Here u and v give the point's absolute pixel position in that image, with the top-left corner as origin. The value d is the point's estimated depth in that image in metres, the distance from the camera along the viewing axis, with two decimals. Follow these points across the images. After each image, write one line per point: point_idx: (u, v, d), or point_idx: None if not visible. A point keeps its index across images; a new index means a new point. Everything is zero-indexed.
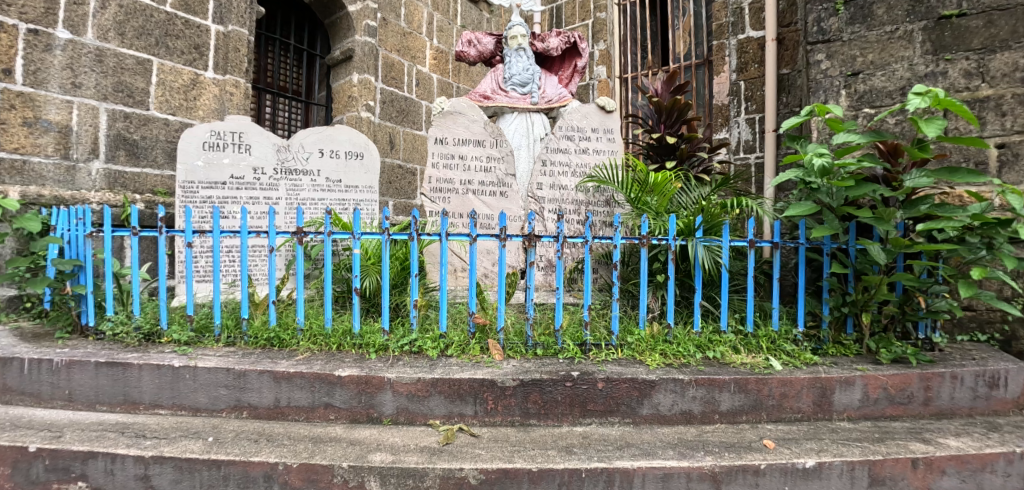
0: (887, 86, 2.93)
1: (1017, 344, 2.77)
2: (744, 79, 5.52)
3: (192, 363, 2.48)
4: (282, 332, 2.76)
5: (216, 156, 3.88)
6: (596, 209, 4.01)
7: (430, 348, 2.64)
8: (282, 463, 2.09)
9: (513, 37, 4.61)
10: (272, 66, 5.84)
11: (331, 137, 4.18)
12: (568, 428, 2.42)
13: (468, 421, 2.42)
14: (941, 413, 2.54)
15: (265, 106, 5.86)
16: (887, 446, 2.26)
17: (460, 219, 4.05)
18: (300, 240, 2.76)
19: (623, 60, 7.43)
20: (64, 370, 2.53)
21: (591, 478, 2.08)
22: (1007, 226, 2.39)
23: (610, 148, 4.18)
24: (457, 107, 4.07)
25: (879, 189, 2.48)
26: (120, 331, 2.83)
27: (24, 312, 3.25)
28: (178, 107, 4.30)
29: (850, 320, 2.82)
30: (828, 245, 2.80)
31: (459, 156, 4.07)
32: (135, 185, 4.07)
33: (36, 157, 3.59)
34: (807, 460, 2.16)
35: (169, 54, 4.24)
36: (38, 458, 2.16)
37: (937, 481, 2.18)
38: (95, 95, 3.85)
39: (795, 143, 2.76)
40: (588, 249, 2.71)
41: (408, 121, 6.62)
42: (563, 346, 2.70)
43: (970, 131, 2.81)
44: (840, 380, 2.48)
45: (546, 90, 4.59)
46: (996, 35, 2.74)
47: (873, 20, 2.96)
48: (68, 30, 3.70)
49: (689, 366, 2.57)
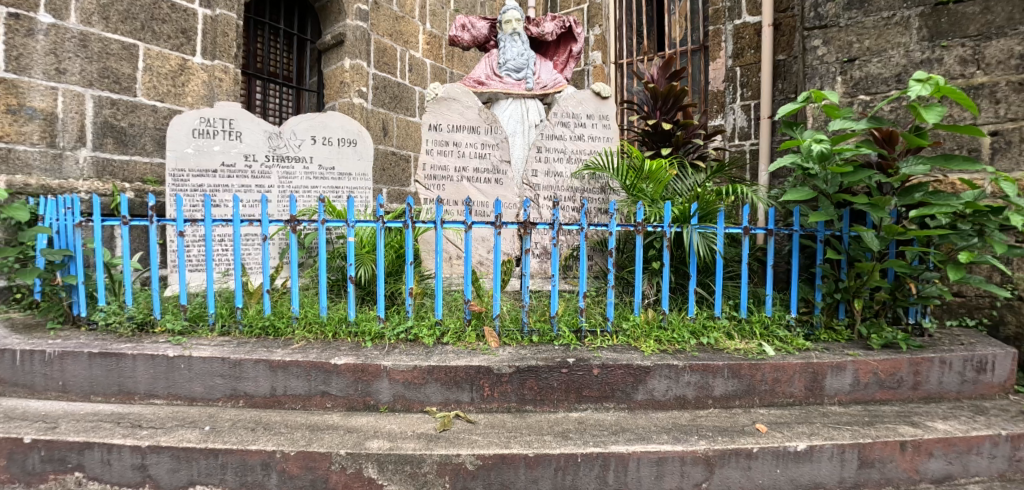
0: (883, 73, 2.93)
1: (1004, 329, 2.82)
2: (740, 65, 5.48)
3: (187, 353, 2.47)
4: (277, 321, 2.76)
5: (206, 143, 3.81)
6: (592, 196, 4.03)
7: (426, 335, 2.64)
8: (279, 451, 2.10)
9: (507, 22, 4.50)
10: (261, 50, 5.71)
11: (323, 124, 4.14)
12: (564, 414, 2.44)
13: (464, 407, 2.43)
14: (929, 397, 2.59)
15: (255, 92, 5.72)
16: (877, 429, 2.30)
17: (455, 207, 4.03)
18: (294, 228, 2.70)
19: (619, 45, 7.38)
20: (57, 361, 2.51)
21: (587, 462, 2.11)
22: (999, 213, 2.42)
23: (605, 135, 4.17)
24: (451, 93, 4.01)
25: (875, 176, 2.50)
26: (113, 321, 2.80)
27: (16, 303, 3.21)
28: (166, 94, 4.23)
29: (841, 306, 2.84)
30: (821, 232, 2.84)
31: (454, 143, 4.03)
32: (123, 174, 4.01)
33: (21, 145, 3.50)
34: (798, 443, 2.19)
35: (155, 38, 4.15)
36: (33, 449, 2.15)
37: (924, 462, 2.23)
38: (81, 82, 3.77)
39: (791, 130, 2.76)
40: (584, 236, 2.64)
41: (402, 106, 6.56)
42: (559, 332, 2.71)
43: (964, 119, 2.83)
44: (832, 365, 2.52)
45: (541, 75, 4.52)
46: (992, 22, 2.73)
47: (870, 5, 2.95)
48: (51, 14, 3.59)
49: (683, 352, 2.60)
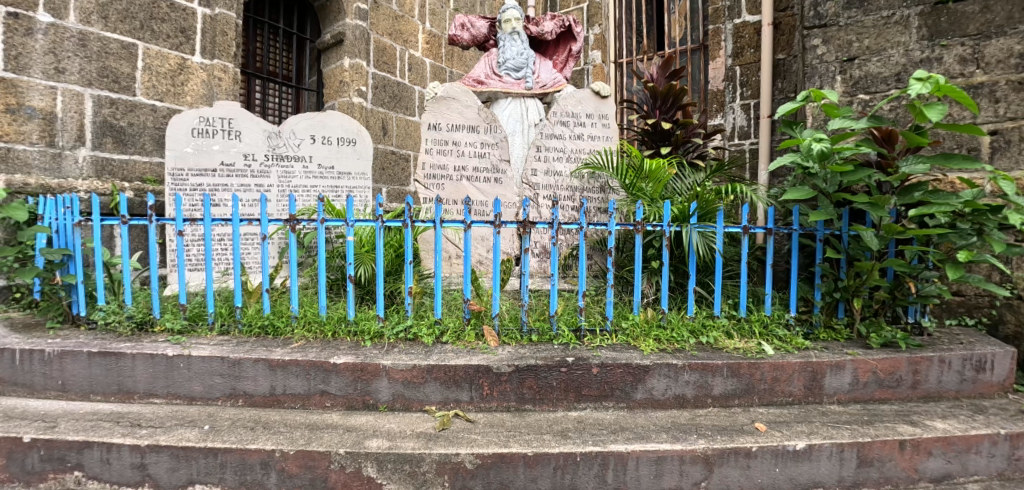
0: (882, 72, 2.93)
1: (1004, 328, 2.82)
2: (739, 64, 5.48)
3: (186, 353, 2.47)
4: (276, 320, 2.76)
5: (205, 142, 3.81)
6: (591, 195, 4.05)
7: (425, 334, 2.64)
8: (278, 450, 2.10)
9: (507, 21, 4.50)
10: (261, 50, 5.71)
11: (322, 123, 4.14)
12: (563, 413, 2.44)
13: (463, 406, 2.43)
14: (929, 396, 2.59)
15: (254, 91, 5.71)
16: (876, 428, 2.30)
17: (454, 206, 4.03)
18: (293, 227, 2.70)
19: (618, 44, 7.38)
20: (57, 360, 2.51)
21: (586, 461, 2.11)
22: (998, 213, 2.42)
23: (605, 134, 4.17)
24: (450, 92, 4.02)
25: (874, 175, 2.50)
26: (112, 320, 2.80)
27: (15, 302, 3.21)
28: (165, 93, 4.23)
29: (841, 305, 2.85)
30: (821, 231, 2.84)
31: (453, 142, 4.03)
32: (123, 173, 4.01)
33: (20, 145, 3.50)
34: (797, 442, 2.20)
35: (154, 38, 4.15)
36: (33, 448, 2.15)
37: (923, 461, 2.24)
38: (80, 81, 3.76)
39: (791, 129, 2.76)
40: (584, 236, 2.64)
41: (401, 106, 6.56)
42: (558, 332, 2.71)
43: (964, 118, 2.83)
44: (831, 364, 2.52)
45: (541, 75, 4.52)
46: (992, 21, 2.73)
47: (870, 4, 2.95)
48: (49, 13, 3.59)
49: (682, 351, 2.60)
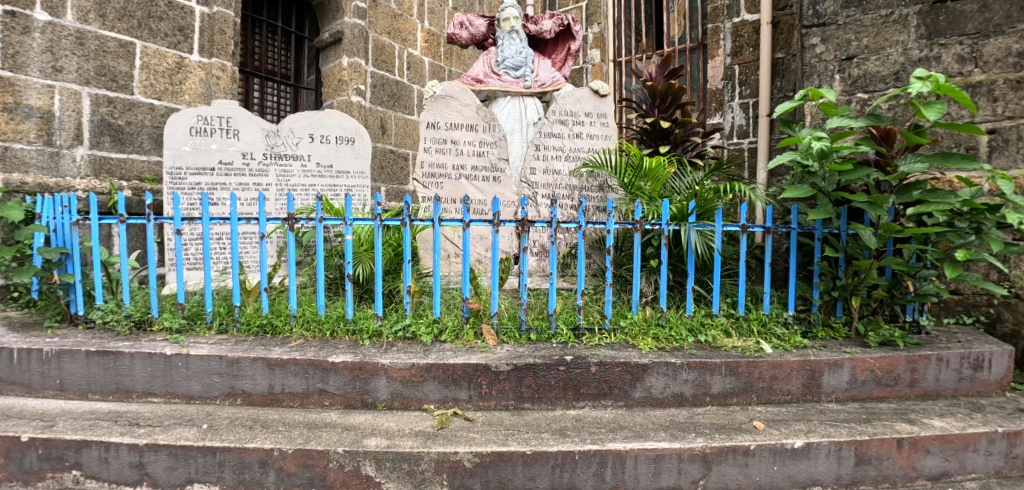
0: (881, 70, 2.94)
1: (1001, 326, 2.83)
2: (738, 63, 5.51)
3: (184, 352, 2.47)
4: (275, 319, 2.75)
5: (203, 141, 3.81)
6: (590, 194, 4.05)
7: (424, 333, 2.64)
8: (277, 449, 2.10)
9: (505, 20, 4.49)
10: (259, 48, 5.72)
11: (321, 122, 4.14)
12: (562, 411, 2.44)
13: (462, 405, 2.43)
14: (926, 394, 2.59)
15: (252, 90, 5.71)
16: (874, 426, 2.31)
17: (453, 205, 4.02)
18: (291, 225, 2.69)
19: (618, 42, 7.38)
20: (55, 360, 2.51)
21: (584, 460, 2.11)
22: (995, 211, 2.43)
23: (604, 133, 4.17)
24: (449, 91, 4.02)
25: (873, 174, 2.50)
26: (110, 319, 2.80)
27: (13, 301, 3.21)
28: (164, 92, 4.23)
29: (839, 304, 2.86)
30: (818, 230, 2.84)
31: (452, 141, 4.03)
32: (121, 172, 4.01)
33: (18, 143, 3.49)
34: (796, 440, 2.20)
35: (153, 37, 4.14)
36: (31, 447, 2.15)
37: (921, 459, 2.24)
38: (77, 80, 3.76)
39: (790, 127, 2.75)
40: (582, 234, 2.64)
41: (400, 105, 6.55)
42: (557, 330, 2.71)
43: (962, 117, 2.84)
44: (829, 362, 2.52)
45: (539, 73, 4.51)
46: (990, 20, 2.73)
47: (869, 3, 2.95)
48: (47, 12, 3.57)
49: (681, 350, 2.60)
